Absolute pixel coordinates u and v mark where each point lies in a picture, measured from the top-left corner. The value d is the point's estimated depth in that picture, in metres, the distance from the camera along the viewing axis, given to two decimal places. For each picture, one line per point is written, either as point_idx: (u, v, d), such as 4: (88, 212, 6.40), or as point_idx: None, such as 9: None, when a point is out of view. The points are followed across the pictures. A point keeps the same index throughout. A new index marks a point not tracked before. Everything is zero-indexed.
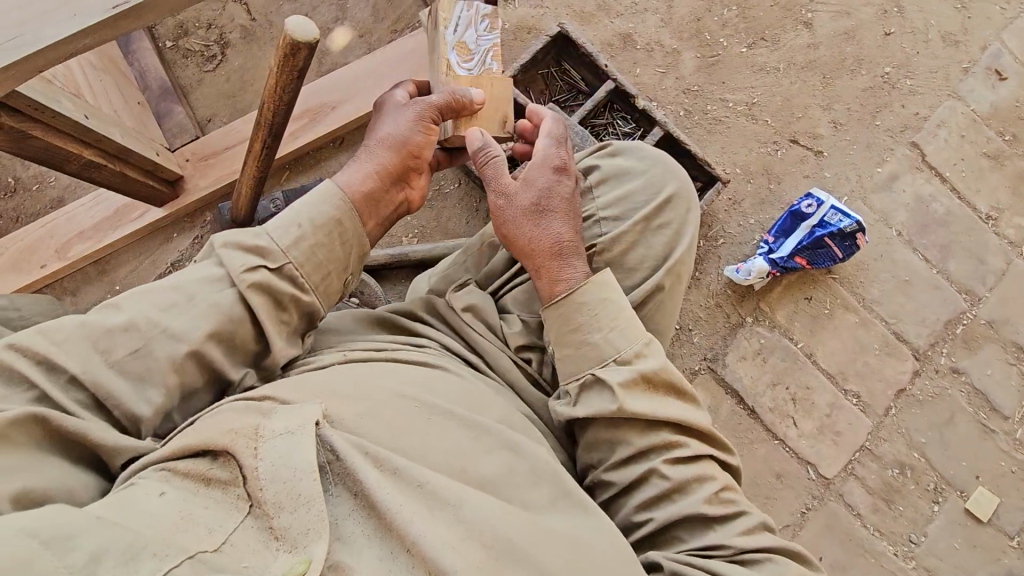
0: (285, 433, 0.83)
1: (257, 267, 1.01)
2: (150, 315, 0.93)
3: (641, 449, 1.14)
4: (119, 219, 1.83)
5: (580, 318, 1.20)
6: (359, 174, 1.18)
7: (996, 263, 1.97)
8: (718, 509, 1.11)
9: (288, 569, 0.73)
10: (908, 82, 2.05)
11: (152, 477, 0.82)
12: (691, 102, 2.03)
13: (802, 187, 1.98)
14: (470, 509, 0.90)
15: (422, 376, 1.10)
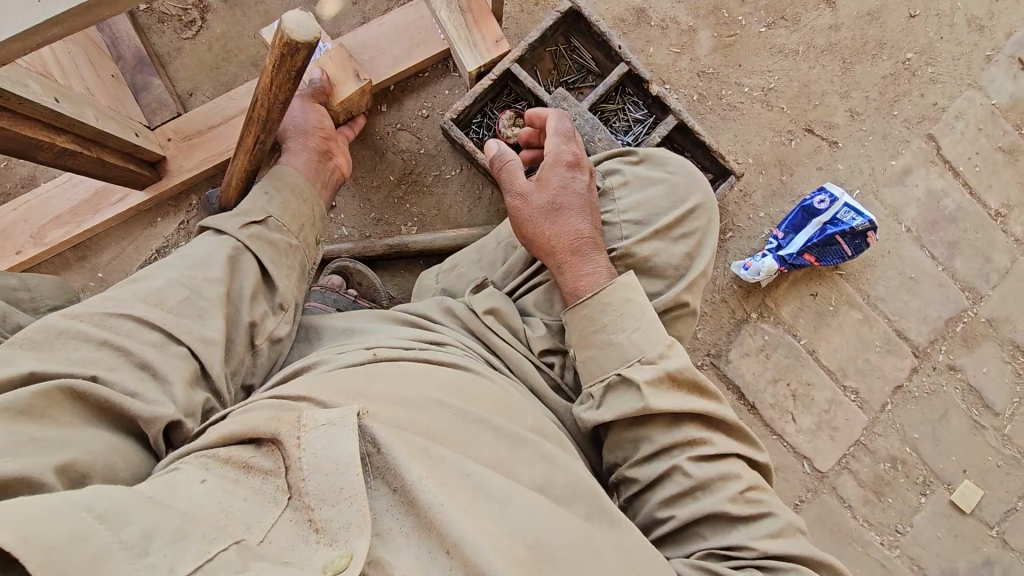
0: (327, 423, 0.72)
1: (250, 225, 1.15)
2: (182, 273, 1.02)
3: (663, 445, 1.09)
4: (99, 203, 1.71)
5: (603, 319, 1.17)
6: (290, 154, 1.35)
7: (1001, 260, 1.96)
8: (741, 509, 1.05)
9: (327, 565, 0.62)
10: (929, 70, 1.97)
11: (192, 464, 0.75)
12: (706, 85, 1.94)
13: (815, 179, 1.92)
14: (510, 515, 0.80)
15: (458, 376, 1.02)
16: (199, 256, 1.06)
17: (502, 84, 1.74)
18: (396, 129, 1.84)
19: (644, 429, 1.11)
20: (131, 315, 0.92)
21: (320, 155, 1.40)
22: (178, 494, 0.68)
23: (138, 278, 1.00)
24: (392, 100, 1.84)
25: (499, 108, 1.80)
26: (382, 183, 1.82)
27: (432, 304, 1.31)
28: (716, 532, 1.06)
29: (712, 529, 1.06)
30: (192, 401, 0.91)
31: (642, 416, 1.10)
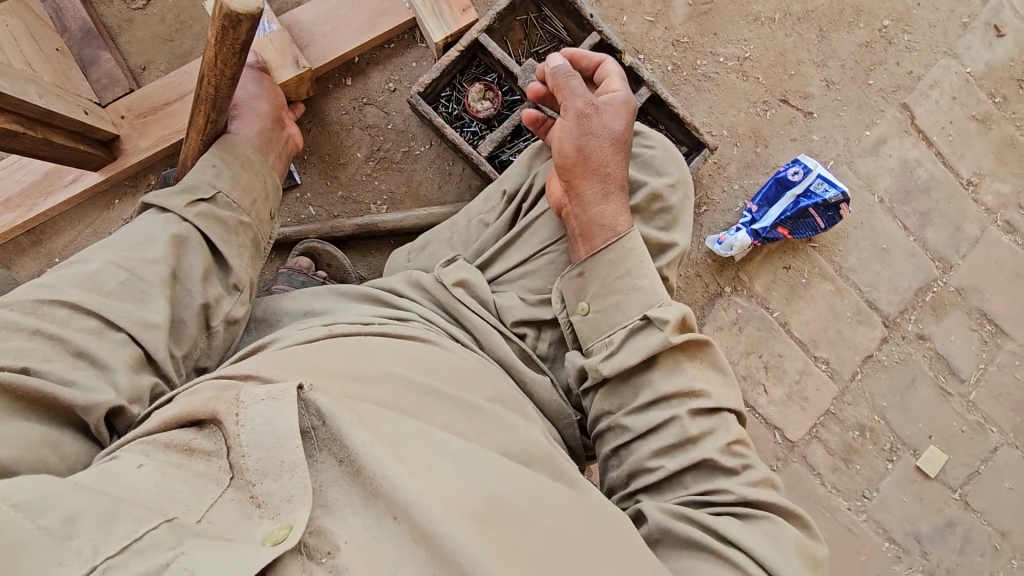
0: (267, 398, 0.72)
1: (196, 203, 1.10)
2: (121, 256, 0.98)
3: (664, 391, 1.08)
4: (50, 184, 1.65)
5: (627, 265, 1.17)
6: (241, 120, 1.30)
7: (971, 230, 1.97)
8: (729, 460, 1.05)
9: (266, 537, 0.64)
10: (905, 38, 1.94)
11: (132, 451, 0.75)
12: (680, 56, 1.89)
13: (789, 151, 1.91)
14: (467, 475, 0.78)
15: (411, 350, 1.00)
16: (144, 237, 1.03)
17: (470, 55, 1.68)
18: (362, 103, 1.77)
19: (642, 372, 1.11)
20: (63, 302, 0.89)
21: (274, 122, 1.36)
22: (113, 477, 0.69)
23: (67, 263, 0.98)
24: (357, 73, 1.77)
25: (468, 81, 1.74)
26: (350, 160, 1.77)
27: (399, 278, 1.28)
28: (699, 481, 1.05)
29: (696, 479, 1.06)
30: (135, 388, 0.89)
31: (656, 354, 1.10)
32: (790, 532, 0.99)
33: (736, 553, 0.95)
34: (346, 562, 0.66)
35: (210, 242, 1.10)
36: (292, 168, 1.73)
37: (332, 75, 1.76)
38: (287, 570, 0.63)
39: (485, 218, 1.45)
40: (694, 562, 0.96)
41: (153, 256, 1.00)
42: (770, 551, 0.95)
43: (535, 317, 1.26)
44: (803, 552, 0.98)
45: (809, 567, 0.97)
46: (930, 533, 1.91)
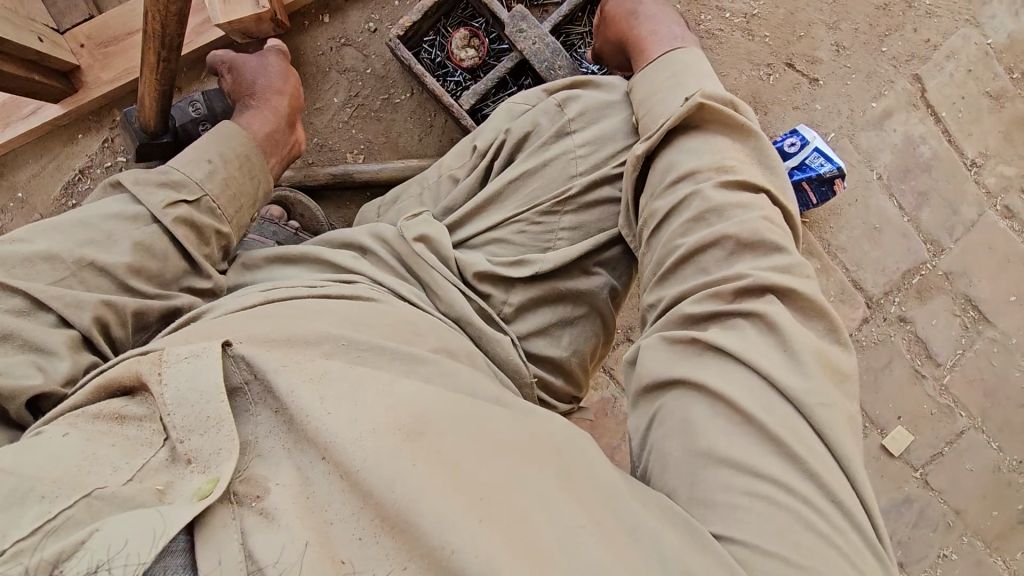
0: (189, 356, 0.70)
1: (176, 203, 1.01)
2: (71, 249, 0.91)
3: (693, 168, 1.01)
4: (9, 114, 1.57)
5: (676, 67, 1.19)
6: (257, 116, 1.23)
7: (968, 214, 1.91)
8: (759, 233, 0.92)
9: (193, 492, 0.63)
10: (926, 2, 1.82)
11: (59, 425, 0.70)
12: (684, 9, 1.78)
13: (790, 121, 1.81)
14: (396, 400, 0.73)
15: (360, 311, 0.98)
16: (102, 230, 0.95)
17: None
18: (340, 44, 1.67)
19: (669, 153, 1.06)
20: None
21: (286, 125, 1.29)
22: (33, 447, 0.65)
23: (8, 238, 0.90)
24: (335, 10, 1.66)
25: (453, 25, 1.63)
26: (326, 105, 1.68)
27: (364, 231, 1.25)
28: (720, 264, 0.93)
29: (716, 261, 0.93)
30: (71, 371, 0.84)
31: (690, 135, 1.06)
32: (811, 343, 0.85)
33: (737, 389, 0.82)
34: (275, 503, 0.65)
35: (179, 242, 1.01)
36: None
37: (309, 12, 1.66)
38: (216, 519, 0.62)
39: (455, 174, 1.38)
40: (692, 403, 0.84)
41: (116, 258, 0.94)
42: (783, 368, 0.82)
43: (499, 272, 1.22)
44: (820, 361, 0.84)
45: (832, 381, 0.84)
46: (887, 508, 1.96)
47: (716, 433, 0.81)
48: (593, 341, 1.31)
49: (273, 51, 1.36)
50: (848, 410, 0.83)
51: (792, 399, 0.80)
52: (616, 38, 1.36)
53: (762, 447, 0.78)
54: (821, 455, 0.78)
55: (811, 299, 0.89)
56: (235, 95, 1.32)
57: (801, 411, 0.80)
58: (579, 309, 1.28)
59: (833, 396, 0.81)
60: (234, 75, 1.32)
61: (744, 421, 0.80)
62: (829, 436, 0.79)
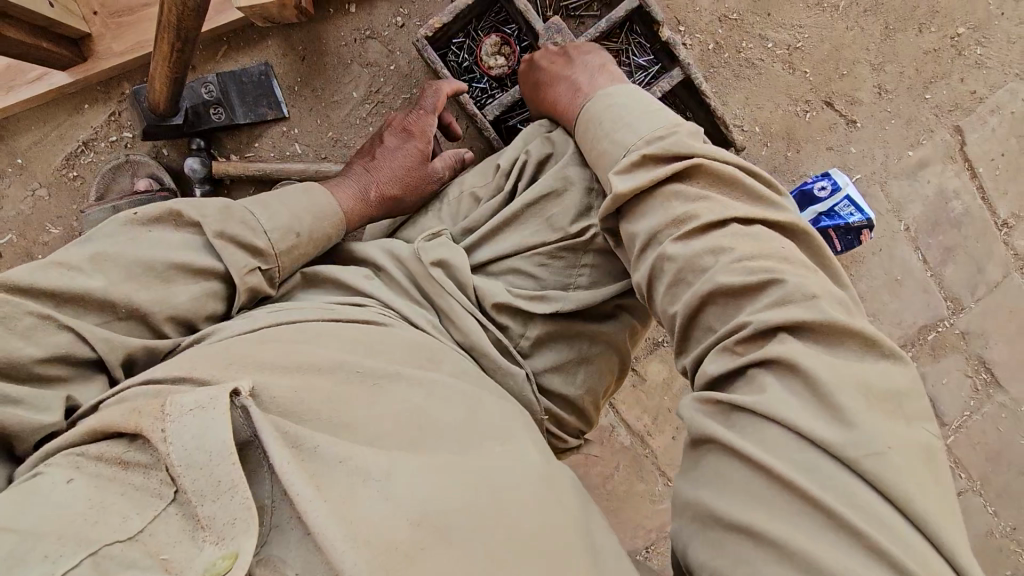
0: (194, 409, 0.65)
1: (253, 270, 1.05)
2: (128, 292, 0.93)
3: (650, 231, 0.92)
4: (12, 78, 1.50)
5: (599, 124, 1.11)
6: (359, 210, 1.28)
7: (993, 274, 1.85)
8: (739, 277, 0.81)
9: (207, 568, 0.58)
10: (978, 51, 1.74)
11: (61, 464, 0.69)
12: (726, 33, 1.69)
13: (822, 162, 1.74)
14: (395, 492, 0.69)
15: (381, 343, 0.93)
16: (161, 274, 0.96)
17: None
18: (365, 36, 1.59)
19: (629, 220, 0.96)
20: (29, 309, 0.85)
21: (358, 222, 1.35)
22: (37, 501, 0.64)
23: (59, 263, 0.90)
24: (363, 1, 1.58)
25: (484, 29, 1.55)
26: (344, 99, 1.60)
27: (378, 249, 1.20)
28: (724, 320, 0.84)
29: (718, 317, 0.84)
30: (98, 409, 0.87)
31: (643, 194, 0.94)
32: (852, 374, 0.72)
33: (767, 450, 0.71)
34: None
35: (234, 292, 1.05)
36: (280, 96, 1.57)
37: None
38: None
39: (477, 193, 1.33)
40: (721, 468, 0.74)
41: (171, 305, 0.96)
42: (810, 414, 0.70)
43: (519, 305, 1.16)
44: (867, 394, 0.71)
45: (889, 415, 0.70)
46: None
47: (757, 497, 0.70)
48: (606, 380, 1.26)
49: (435, 174, 1.40)
50: (917, 448, 0.69)
51: (835, 450, 0.67)
52: (543, 101, 1.31)
53: (806, 509, 0.67)
54: (879, 508, 0.65)
55: (836, 322, 0.75)
56: (379, 161, 1.35)
57: (845, 461, 0.67)
58: (597, 347, 1.22)
59: (889, 435, 0.68)
60: (404, 140, 1.39)
61: (785, 481, 0.68)
62: (890, 487, 0.65)
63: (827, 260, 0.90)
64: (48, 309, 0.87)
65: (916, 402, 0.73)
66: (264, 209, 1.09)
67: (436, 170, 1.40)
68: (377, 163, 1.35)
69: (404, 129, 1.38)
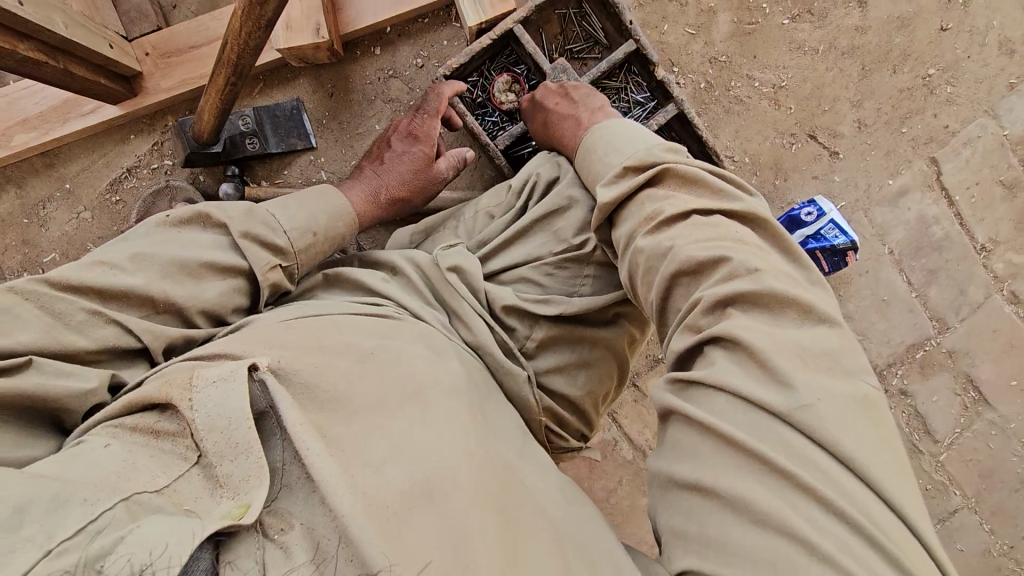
0: (216, 381, 0.77)
1: (275, 266, 1.15)
2: (164, 287, 1.03)
3: (630, 229, 1.06)
4: (68, 111, 1.65)
5: (596, 150, 1.24)
6: (372, 212, 1.42)
7: (975, 296, 1.96)
8: (697, 254, 0.94)
9: (224, 514, 0.69)
10: (948, 90, 1.90)
11: (100, 434, 0.80)
12: (716, 74, 1.85)
13: (807, 190, 1.88)
14: (389, 457, 0.81)
15: (392, 331, 1.05)
16: (189, 270, 1.06)
17: (502, 43, 1.65)
18: (388, 75, 1.74)
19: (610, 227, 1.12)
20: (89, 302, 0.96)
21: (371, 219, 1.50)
22: (80, 458, 0.74)
23: (101, 261, 1.00)
24: (387, 44, 1.74)
25: (496, 69, 1.71)
26: (367, 132, 1.75)
27: (402, 257, 1.32)
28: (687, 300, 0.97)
29: (685, 298, 0.98)
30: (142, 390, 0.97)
31: (619, 201, 1.10)
32: (788, 342, 0.84)
33: (717, 417, 0.84)
34: (293, 542, 0.71)
35: (256, 288, 1.16)
36: (309, 129, 1.72)
37: (362, 42, 1.74)
38: (242, 546, 0.69)
39: (492, 211, 1.45)
40: (683, 440, 0.88)
41: (201, 300, 1.06)
42: (751, 381, 0.83)
43: (528, 310, 1.27)
44: (804, 356, 0.83)
45: (825, 370, 0.83)
46: None
47: (711, 458, 0.82)
48: (605, 384, 1.36)
49: (440, 174, 1.53)
50: (847, 399, 0.80)
51: (775, 409, 0.80)
52: (550, 136, 1.45)
53: (754, 462, 0.79)
54: (813, 452, 0.77)
55: (776, 293, 0.88)
56: (388, 164, 1.46)
57: (780, 417, 0.79)
58: (597, 351, 1.32)
59: (819, 390, 0.80)
60: (411, 144, 1.50)
61: (732, 441, 0.81)
62: (818, 433, 0.77)
63: (786, 239, 1.00)
64: (95, 304, 0.98)
65: (852, 358, 0.85)
66: (283, 212, 1.19)
67: (439, 168, 1.53)
68: (386, 167, 1.46)
69: (410, 134, 1.48)
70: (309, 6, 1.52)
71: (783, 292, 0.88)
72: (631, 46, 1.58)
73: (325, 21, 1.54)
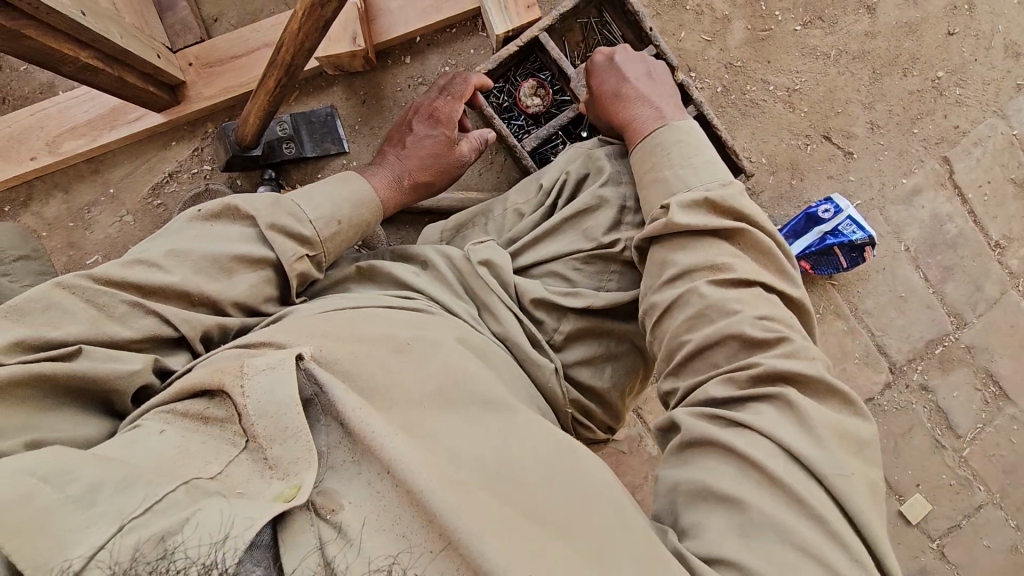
0: (265, 368, 0.77)
1: (303, 257, 1.09)
2: (196, 282, 0.99)
3: (688, 265, 1.10)
4: (115, 119, 1.73)
5: (672, 151, 1.24)
6: (393, 197, 1.31)
7: (992, 292, 1.99)
8: (757, 330, 1.01)
9: (276, 495, 0.69)
10: (957, 91, 1.96)
11: (153, 419, 0.80)
12: (732, 79, 1.92)
13: (824, 188, 1.93)
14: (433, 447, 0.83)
15: (425, 325, 1.07)
16: (223, 267, 1.02)
17: (528, 50, 1.73)
18: (417, 83, 1.82)
19: (667, 248, 1.14)
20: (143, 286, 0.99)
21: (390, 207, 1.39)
22: (139, 444, 0.75)
23: (139, 259, 0.96)
24: (416, 53, 1.82)
25: (522, 75, 1.78)
26: None
27: (432, 249, 1.35)
28: (729, 360, 1.03)
29: (725, 357, 1.04)
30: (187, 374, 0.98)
31: (690, 231, 1.13)
32: (827, 419, 0.93)
33: (759, 452, 0.90)
34: (346, 520, 0.71)
35: (285, 278, 1.11)
36: (342, 134, 1.79)
37: (393, 52, 1.82)
38: (296, 524, 0.68)
39: (522, 209, 1.51)
40: (722, 463, 0.92)
41: (235, 294, 1.02)
42: (797, 438, 0.91)
43: (557, 302, 1.31)
44: (839, 434, 0.93)
45: (852, 450, 0.93)
46: None
47: (749, 483, 0.88)
48: (631, 376, 1.40)
49: (465, 156, 1.41)
50: (866, 480, 0.90)
51: (814, 468, 0.88)
52: (603, 107, 1.42)
53: (791, 502, 0.86)
54: (841, 513, 0.86)
55: (819, 381, 0.97)
56: (410, 146, 1.36)
57: (817, 475, 0.88)
58: (622, 345, 1.37)
59: (850, 465, 0.90)
60: (432, 127, 1.39)
61: (775, 482, 0.87)
62: (848, 502, 0.87)
63: (807, 323, 1.16)
64: (136, 296, 0.94)
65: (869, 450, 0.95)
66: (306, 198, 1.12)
67: (462, 151, 1.41)
68: (408, 149, 1.35)
69: (432, 116, 1.38)
70: (347, 17, 1.61)
71: (827, 382, 0.98)
72: (652, 52, 1.65)
73: (362, 31, 1.63)
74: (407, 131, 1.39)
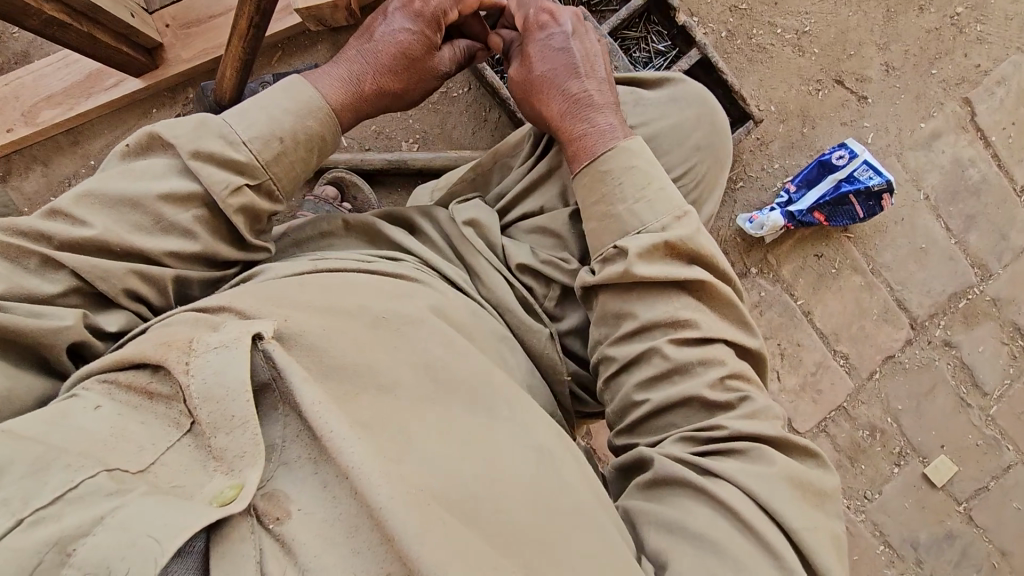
0: (218, 346, 0.67)
1: (240, 188, 0.90)
2: (119, 231, 0.84)
3: (647, 322, 0.99)
4: (92, 85, 1.66)
5: (622, 170, 1.05)
6: (344, 103, 1.04)
7: (1018, 240, 1.89)
8: (720, 396, 0.95)
9: (214, 496, 0.59)
10: (978, 28, 1.84)
11: (94, 391, 0.68)
12: (736, 22, 1.82)
13: (836, 136, 1.83)
14: (403, 443, 0.73)
15: (408, 293, 0.96)
16: (148, 212, 0.86)
17: None
18: None
19: (622, 300, 1.02)
20: None
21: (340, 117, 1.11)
22: (64, 420, 0.63)
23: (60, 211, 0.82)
24: None
25: None
26: None
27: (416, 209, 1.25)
28: (691, 420, 0.97)
29: (686, 417, 0.97)
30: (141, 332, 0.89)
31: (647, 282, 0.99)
32: (794, 470, 0.89)
33: (730, 499, 0.85)
34: (293, 531, 0.61)
35: (227, 221, 0.93)
36: None
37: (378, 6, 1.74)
38: (234, 531, 0.59)
39: (510, 163, 1.38)
40: (689, 501, 0.88)
41: (169, 244, 0.87)
42: (764, 484, 0.86)
43: (544, 269, 1.19)
44: (807, 486, 0.88)
45: (819, 502, 0.89)
46: (927, 543, 1.86)
47: (720, 526, 0.83)
48: None
49: (441, 62, 1.14)
50: (831, 534, 0.86)
51: (784, 521, 0.83)
52: (528, 99, 1.17)
53: (760, 553, 0.81)
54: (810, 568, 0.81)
55: (783, 437, 0.93)
56: (378, 42, 1.08)
57: (787, 531, 0.83)
58: None
59: (816, 522, 0.85)
60: (408, 18, 1.10)
61: (744, 528, 0.83)
62: (815, 555, 0.82)
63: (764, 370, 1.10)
64: (49, 249, 0.81)
65: (834, 502, 0.91)
66: (239, 116, 0.93)
67: (440, 53, 1.13)
68: (375, 45, 1.08)
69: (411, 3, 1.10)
70: None
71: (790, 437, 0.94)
72: None
73: None
74: (380, 19, 1.11)
